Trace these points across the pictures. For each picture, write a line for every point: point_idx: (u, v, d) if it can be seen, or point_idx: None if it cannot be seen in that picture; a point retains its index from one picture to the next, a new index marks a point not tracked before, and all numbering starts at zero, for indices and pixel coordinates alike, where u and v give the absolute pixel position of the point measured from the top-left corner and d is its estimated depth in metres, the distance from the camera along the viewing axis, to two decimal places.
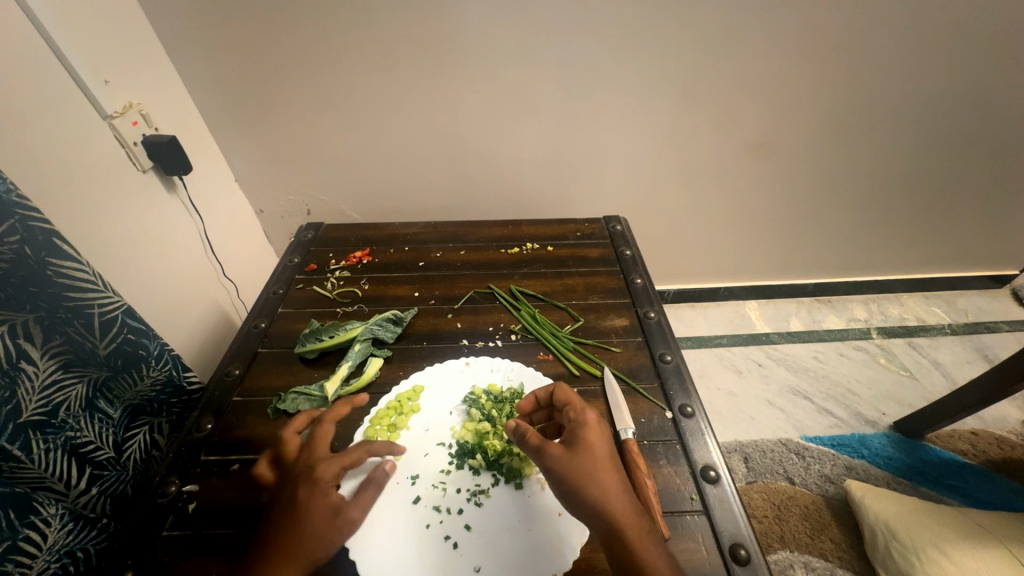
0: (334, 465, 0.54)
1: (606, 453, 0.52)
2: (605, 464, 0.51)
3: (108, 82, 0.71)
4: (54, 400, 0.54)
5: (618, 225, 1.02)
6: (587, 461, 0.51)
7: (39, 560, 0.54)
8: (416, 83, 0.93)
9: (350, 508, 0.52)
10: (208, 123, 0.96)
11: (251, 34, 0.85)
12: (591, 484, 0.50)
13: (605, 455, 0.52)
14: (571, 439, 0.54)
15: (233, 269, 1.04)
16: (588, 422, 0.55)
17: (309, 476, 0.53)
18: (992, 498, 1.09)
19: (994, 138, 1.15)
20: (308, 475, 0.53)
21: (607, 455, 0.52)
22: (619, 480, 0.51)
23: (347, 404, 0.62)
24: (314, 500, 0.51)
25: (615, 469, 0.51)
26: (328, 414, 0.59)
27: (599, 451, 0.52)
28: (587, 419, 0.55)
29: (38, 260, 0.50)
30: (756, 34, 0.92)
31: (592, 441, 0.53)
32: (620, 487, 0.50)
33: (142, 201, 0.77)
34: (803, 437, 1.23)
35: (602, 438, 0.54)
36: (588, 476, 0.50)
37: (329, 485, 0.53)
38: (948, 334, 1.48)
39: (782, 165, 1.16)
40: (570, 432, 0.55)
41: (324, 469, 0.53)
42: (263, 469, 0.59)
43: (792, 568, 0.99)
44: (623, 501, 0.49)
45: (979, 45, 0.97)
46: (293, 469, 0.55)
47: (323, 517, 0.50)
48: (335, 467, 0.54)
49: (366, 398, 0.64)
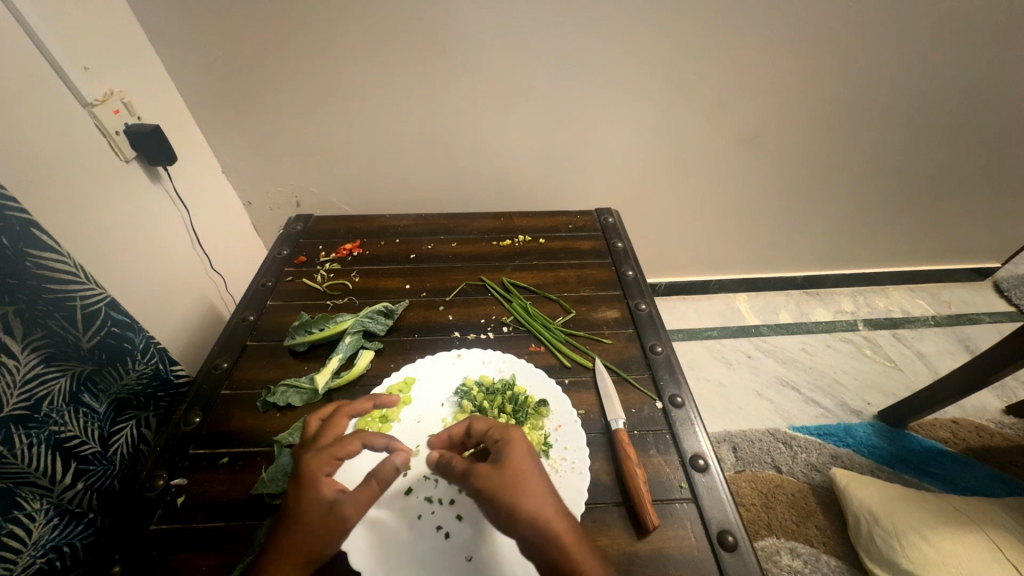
0: (322, 455, 0.51)
1: (531, 466, 0.49)
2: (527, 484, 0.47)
3: (87, 69, 0.69)
4: (37, 394, 0.53)
5: (610, 217, 1.03)
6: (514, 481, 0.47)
7: (24, 555, 0.53)
8: (406, 73, 0.92)
9: (341, 506, 0.48)
10: (193, 113, 0.95)
11: (237, 22, 0.83)
12: (523, 504, 0.45)
13: (533, 472, 0.48)
14: (498, 460, 0.49)
15: (220, 261, 1.03)
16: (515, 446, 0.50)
17: (302, 468, 0.50)
18: (971, 484, 1.12)
19: (978, 133, 1.17)
20: (301, 466, 0.51)
21: (532, 471, 0.48)
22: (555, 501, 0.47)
23: (369, 401, 0.60)
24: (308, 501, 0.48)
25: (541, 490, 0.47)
26: (344, 409, 0.57)
27: (526, 468, 0.48)
28: (512, 437, 0.51)
29: (17, 251, 0.49)
30: (747, 28, 0.92)
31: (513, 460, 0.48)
32: (550, 509, 0.46)
33: (126, 193, 0.76)
34: (791, 426, 1.25)
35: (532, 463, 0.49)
36: (518, 498, 0.46)
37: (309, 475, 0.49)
38: (932, 325, 1.51)
39: (772, 158, 1.17)
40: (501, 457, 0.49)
41: (318, 461, 0.50)
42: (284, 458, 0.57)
43: (778, 555, 1.00)
44: (556, 522, 0.45)
45: (965, 39, 0.98)
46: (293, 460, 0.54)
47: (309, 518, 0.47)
48: (328, 462, 0.51)
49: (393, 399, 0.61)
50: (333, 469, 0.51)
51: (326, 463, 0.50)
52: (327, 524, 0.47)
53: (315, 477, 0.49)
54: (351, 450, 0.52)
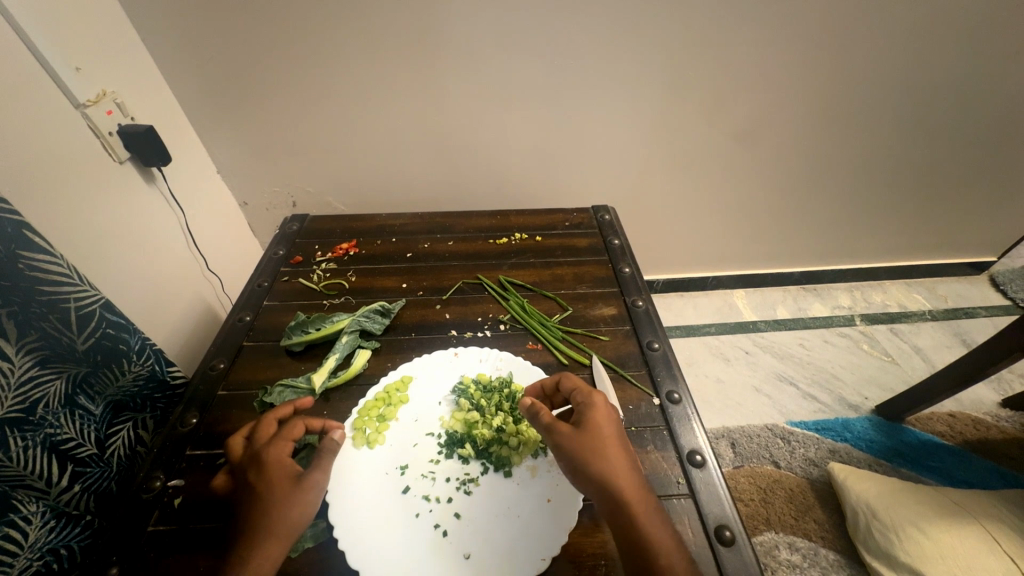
0: (278, 441, 0.55)
1: (608, 428, 0.54)
2: (601, 444, 0.53)
3: (79, 69, 0.68)
4: (32, 397, 0.53)
5: (606, 215, 1.03)
6: (593, 439, 0.53)
7: (21, 557, 0.53)
8: (401, 72, 0.92)
9: (313, 473, 0.54)
10: (188, 115, 0.94)
11: (230, 23, 0.83)
12: (596, 460, 0.52)
13: (610, 433, 0.54)
14: (581, 422, 0.55)
15: (217, 262, 1.03)
16: (597, 409, 0.56)
17: (261, 460, 0.54)
18: (968, 477, 1.12)
19: (974, 127, 1.17)
20: (257, 459, 0.54)
21: (611, 431, 0.54)
22: (625, 461, 0.52)
23: (288, 405, 0.62)
24: (280, 479, 0.52)
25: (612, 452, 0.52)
26: (270, 413, 0.60)
27: (605, 430, 0.54)
28: (596, 402, 0.57)
29: (10, 253, 0.49)
30: (742, 24, 0.92)
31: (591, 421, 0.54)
32: (623, 469, 0.51)
33: (120, 195, 0.75)
34: (789, 422, 1.25)
35: (611, 424, 0.55)
36: (590, 455, 0.52)
37: (275, 459, 0.54)
38: (929, 319, 1.51)
39: (768, 153, 1.17)
40: (585, 417, 0.55)
41: (275, 449, 0.55)
42: (217, 479, 0.56)
43: (777, 549, 1.01)
44: (624, 480, 0.50)
45: (960, 34, 0.98)
46: (242, 462, 0.55)
47: (291, 490, 0.52)
48: (283, 446, 0.55)
49: (309, 399, 0.63)
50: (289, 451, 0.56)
51: (282, 446, 0.55)
52: (299, 494, 0.52)
53: (281, 459, 0.54)
54: (298, 431, 0.57)
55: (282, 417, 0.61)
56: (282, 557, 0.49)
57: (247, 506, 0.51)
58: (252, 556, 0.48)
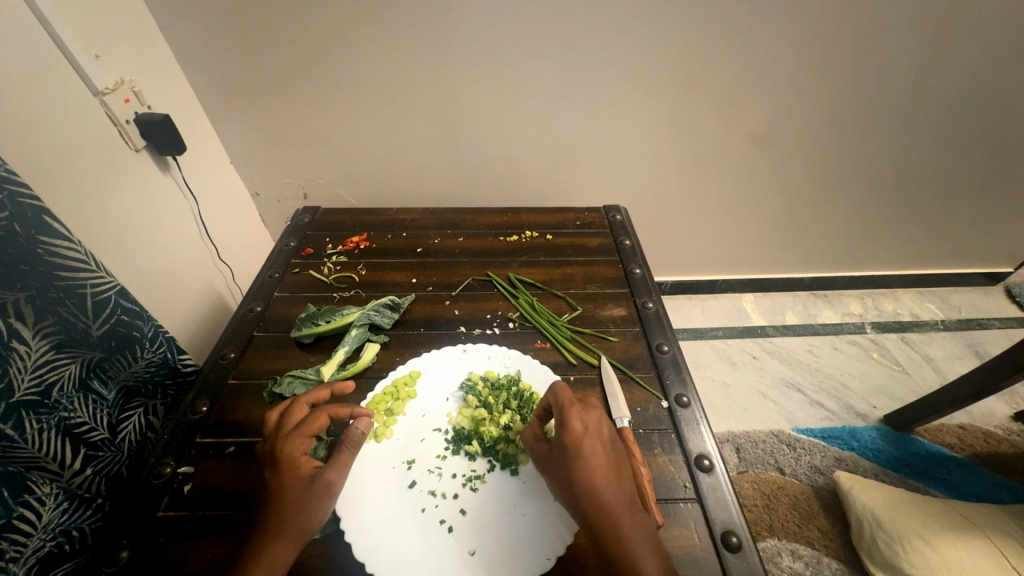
0: (296, 436, 0.55)
1: (588, 449, 0.52)
2: (586, 472, 0.51)
3: (98, 57, 0.69)
4: (48, 380, 0.54)
5: (618, 215, 1.02)
6: (570, 464, 0.52)
7: (34, 537, 0.54)
8: (416, 66, 0.92)
9: (325, 473, 0.53)
10: (203, 105, 0.95)
11: (248, 15, 0.83)
12: (574, 484, 0.51)
13: (588, 456, 0.52)
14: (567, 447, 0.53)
15: (228, 252, 1.03)
16: (579, 433, 0.53)
17: (277, 455, 0.54)
18: (977, 490, 1.11)
19: (995, 135, 1.15)
20: (274, 453, 0.54)
21: (593, 452, 0.52)
22: (604, 483, 0.51)
23: (326, 388, 0.62)
24: (293, 478, 0.52)
25: (599, 479, 0.51)
26: (303, 397, 0.60)
27: (583, 453, 0.52)
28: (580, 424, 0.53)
29: (28, 238, 0.49)
30: (761, 27, 0.91)
31: (574, 447, 0.52)
32: (609, 498, 0.50)
33: (136, 183, 0.76)
34: (794, 428, 1.24)
35: (597, 448, 0.52)
36: (566, 478, 0.52)
37: (291, 456, 0.54)
38: (941, 330, 1.49)
39: (783, 157, 1.16)
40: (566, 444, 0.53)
41: (292, 444, 0.54)
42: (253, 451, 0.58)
43: (779, 556, 1.00)
44: (611, 509, 0.50)
45: (984, 42, 0.97)
46: (264, 451, 0.56)
47: (301, 490, 0.52)
48: (302, 441, 0.55)
49: (349, 384, 0.62)
50: (308, 447, 0.55)
51: (300, 442, 0.55)
52: (310, 494, 0.52)
53: (297, 456, 0.54)
54: (320, 426, 0.56)
55: (317, 401, 0.61)
56: (293, 555, 0.50)
57: (264, 500, 0.52)
58: (263, 553, 0.49)
